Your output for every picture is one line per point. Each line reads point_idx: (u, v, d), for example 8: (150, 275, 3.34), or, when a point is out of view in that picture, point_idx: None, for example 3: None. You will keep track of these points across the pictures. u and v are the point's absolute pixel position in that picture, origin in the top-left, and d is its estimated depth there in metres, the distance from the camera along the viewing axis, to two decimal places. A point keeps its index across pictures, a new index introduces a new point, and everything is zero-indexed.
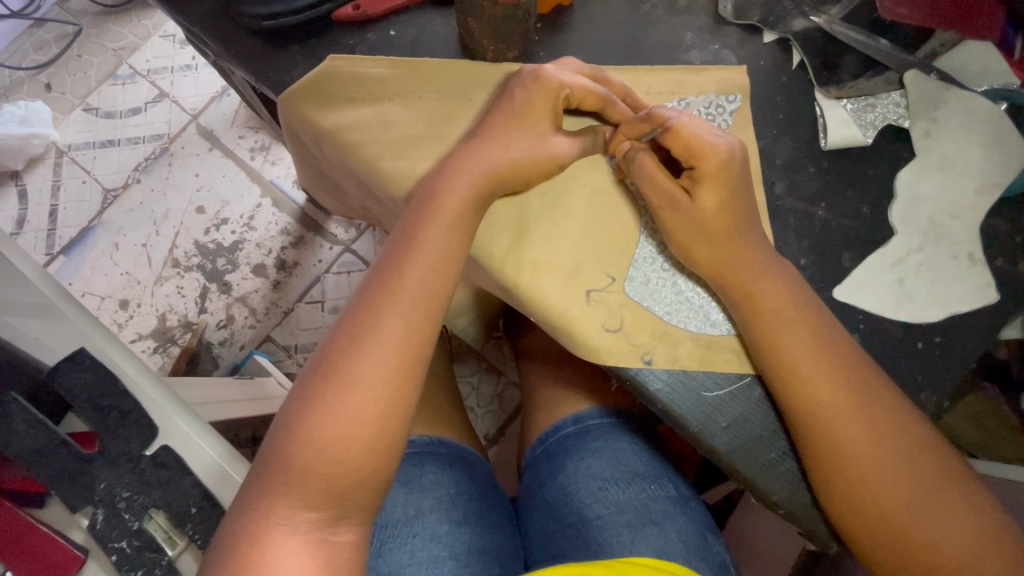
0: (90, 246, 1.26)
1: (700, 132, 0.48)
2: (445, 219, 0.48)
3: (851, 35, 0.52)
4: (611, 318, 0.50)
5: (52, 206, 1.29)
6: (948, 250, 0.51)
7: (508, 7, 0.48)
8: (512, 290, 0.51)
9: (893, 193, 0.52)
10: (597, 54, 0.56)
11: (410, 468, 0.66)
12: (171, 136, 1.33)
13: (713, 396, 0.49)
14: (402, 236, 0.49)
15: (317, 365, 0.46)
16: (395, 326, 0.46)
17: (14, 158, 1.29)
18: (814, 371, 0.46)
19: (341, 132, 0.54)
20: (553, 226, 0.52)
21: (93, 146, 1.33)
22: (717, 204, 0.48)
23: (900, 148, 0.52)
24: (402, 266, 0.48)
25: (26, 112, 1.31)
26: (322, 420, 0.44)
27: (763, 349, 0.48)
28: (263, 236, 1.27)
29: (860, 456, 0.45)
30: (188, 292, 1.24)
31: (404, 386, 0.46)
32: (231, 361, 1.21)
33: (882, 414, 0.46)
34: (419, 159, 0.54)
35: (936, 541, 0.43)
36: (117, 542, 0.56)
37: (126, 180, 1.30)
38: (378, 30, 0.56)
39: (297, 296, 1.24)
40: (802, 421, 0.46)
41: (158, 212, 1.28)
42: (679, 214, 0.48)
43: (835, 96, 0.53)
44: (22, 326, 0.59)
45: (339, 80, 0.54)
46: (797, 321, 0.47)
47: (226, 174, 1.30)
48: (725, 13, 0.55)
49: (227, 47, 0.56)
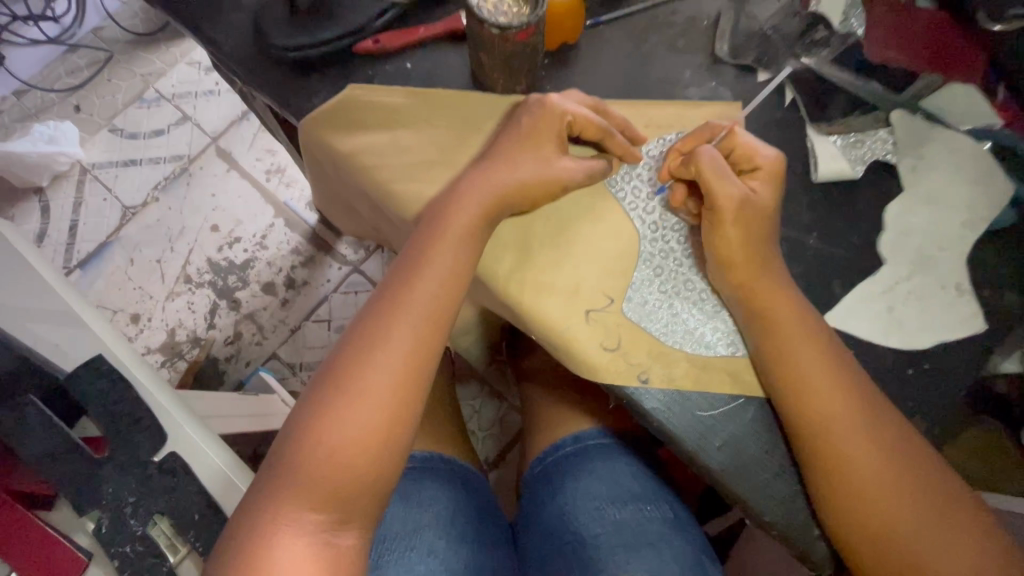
0: (107, 261, 1.30)
1: (714, 170, 0.51)
2: (454, 238, 0.51)
3: (841, 76, 0.56)
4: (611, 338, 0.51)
5: (72, 221, 1.34)
6: (937, 280, 0.52)
7: (517, 44, 0.51)
8: (515, 308, 0.53)
9: (882, 224, 0.54)
10: (600, 90, 0.59)
11: (410, 483, 0.66)
12: (190, 157, 1.38)
13: (706, 416, 0.49)
14: (412, 253, 0.52)
15: (328, 370, 0.48)
16: (404, 338, 0.48)
17: (39, 175, 1.34)
18: (819, 388, 0.47)
19: (357, 155, 0.58)
20: (555, 248, 0.54)
21: (116, 165, 1.38)
22: (737, 218, 0.50)
23: (891, 180, 0.55)
24: (413, 280, 0.50)
25: (55, 131, 1.37)
26: (333, 424, 0.46)
27: (769, 366, 0.49)
28: (275, 256, 1.30)
29: (858, 465, 0.46)
30: (198, 308, 1.27)
31: (409, 396, 0.48)
32: (237, 377, 1.23)
33: (883, 433, 0.47)
34: (429, 182, 0.57)
35: (929, 550, 0.44)
36: (120, 547, 0.57)
37: (144, 198, 1.35)
38: (396, 62, 0.60)
39: (304, 315, 1.27)
40: (805, 429, 0.47)
41: (174, 230, 1.32)
42: (724, 210, 0.51)
43: (826, 132, 0.56)
44: (41, 332, 0.62)
45: (358, 107, 0.58)
46: (801, 336, 0.49)
47: (242, 195, 1.35)
48: (722, 53, 0.59)
49: (254, 75, 0.60)
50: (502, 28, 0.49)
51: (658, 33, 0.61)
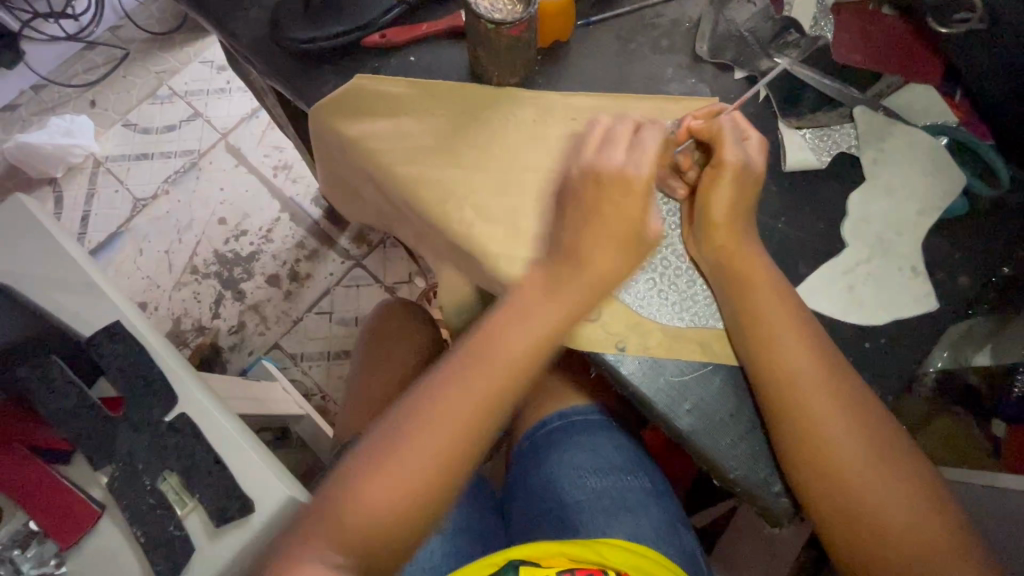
0: (117, 250, 1.36)
1: (726, 145, 0.54)
2: (576, 285, 0.53)
3: (809, 75, 0.60)
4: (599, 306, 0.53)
5: (85, 211, 1.39)
6: (895, 263, 0.56)
7: (510, 39, 0.56)
8: (505, 282, 0.57)
9: (846, 211, 0.58)
10: (589, 85, 0.64)
11: None
12: (201, 151, 1.44)
13: (677, 381, 0.54)
14: (482, 336, 0.53)
15: (389, 416, 0.51)
16: (466, 390, 0.51)
17: (55, 166, 1.40)
18: (792, 358, 0.51)
19: (361, 140, 0.63)
20: (543, 228, 0.58)
21: (128, 158, 1.44)
22: (726, 194, 0.54)
23: (855, 171, 0.59)
24: (476, 361, 0.52)
25: (71, 125, 1.43)
26: (380, 470, 0.49)
27: (747, 336, 0.53)
28: (280, 249, 1.35)
29: (823, 425, 0.50)
30: (203, 298, 1.32)
31: (457, 450, 0.50)
32: (240, 365, 1.28)
33: (850, 402, 0.50)
34: (428, 165, 0.61)
35: (882, 513, 0.48)
36: (131, 499, 0.61)
37: (155, 191, 1.40)
38: (400, 55, 0.65)
39: (307, 306, 1.31)
40: (773, 386, 0.51)
41: (183, 222, 1.38)
42: (728, 175, 0.54)
43: (796, 125, 0.60)
44: (63, 301, 0.67)
45: (365, 95, 0.63)
46: (774, 300, 0.53)
47: (249, 189, 1.40)
48: (702, 52, 0.64)
49: (269, 65, 0.65)
50: (496, 23, 0.54)
51: (644, 34, 0.65)
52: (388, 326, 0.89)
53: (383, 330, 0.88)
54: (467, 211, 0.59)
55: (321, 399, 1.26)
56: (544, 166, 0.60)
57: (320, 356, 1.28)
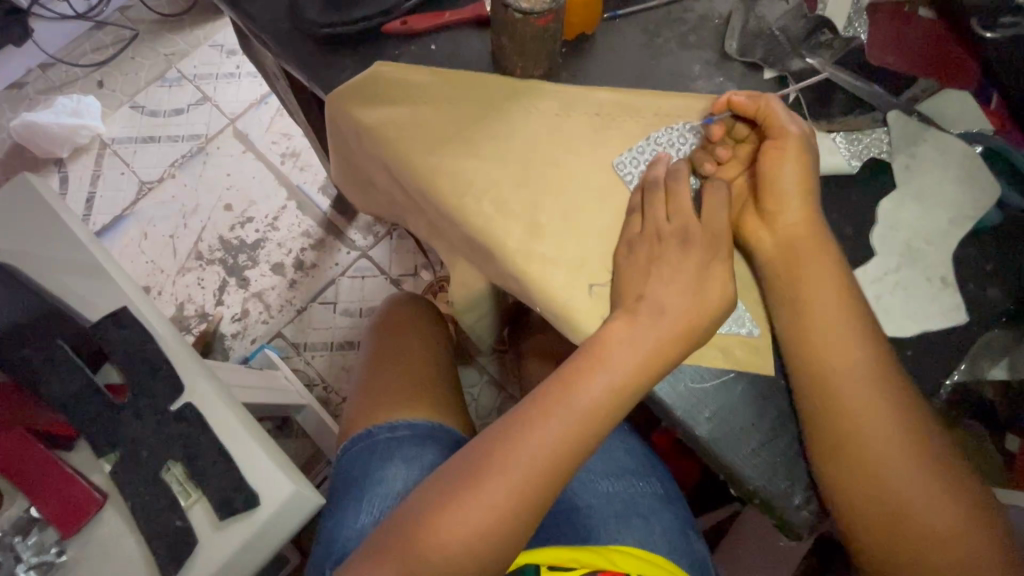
0: (121, 233, 1.34)
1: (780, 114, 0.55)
2: (649, 323, 0.52)
3: (839, 75, 0.59)
4: (632, 312, 0.52)
5: (90, 193, 1.37)
6: (924, 273, 0.55)
7: (538, 29, 0.54)
8: (523, 280, 0.56)
9: (875, 218, 0.56)
10: (613, 79, 0.63)
11: (412, 447, 0.73)
12: (208, 135, 1.42)
13: (698, 388, 0.52)
14: (561, 383, 0.53)
15: (464, 460, 0.52)
16: (545, 431, 0.51)
17: (61, 145, 1.39)
18: (836, 366, 0.50)
19: (377, 129, 0.61)
20: (564, 224, 0.57)
21: (136, 140, 1.42)
22: (792, 162, 0.54)
23: (885, 177, 0.57)
24: (551, 408, 0.52)
25: (78, 105, 1.41)
26: (450, 511, 0.49)
27: (791, 328, 0.52)
28: (286, 237, 1.34)
29: (864, 419, 0.49)
30: (208, 284, 1.31)
31: (531, 489, 0.50)
32: (241, 354, 1.26)
33: (901, 411, 0.49)
34: (446, 156, 0.59)
35: (923, 515, 0.47)
36: (134, 488, 0.60)
37: (161, 174, 1.39)
38: (421, 43, 0.63)
39: (311, 296, 1.30)
40: (813, 374, 0.50)
41: (189, 206, 1.36)
42: (793, 143, 0.54)
43: (826, 129, 0.59)
44: (70, 284, 0.65)
45: (383, 84, 0.61)
46: (819, 288, 0.52)
47: (256, 176, 1.39)
48: (731, 50, 0.62)
49: (286, 48, 0.63)
50: (525, 13, 0.52)
51: (671, 29, 0.64)
52: (397, 321, 0.88)
53: (391, 324, 0.87)
54: (485, 205, 0.58)
55: (323, 390, 1.24)
56: (565, 162, 0.59)
57: (323, 347, 1.27)
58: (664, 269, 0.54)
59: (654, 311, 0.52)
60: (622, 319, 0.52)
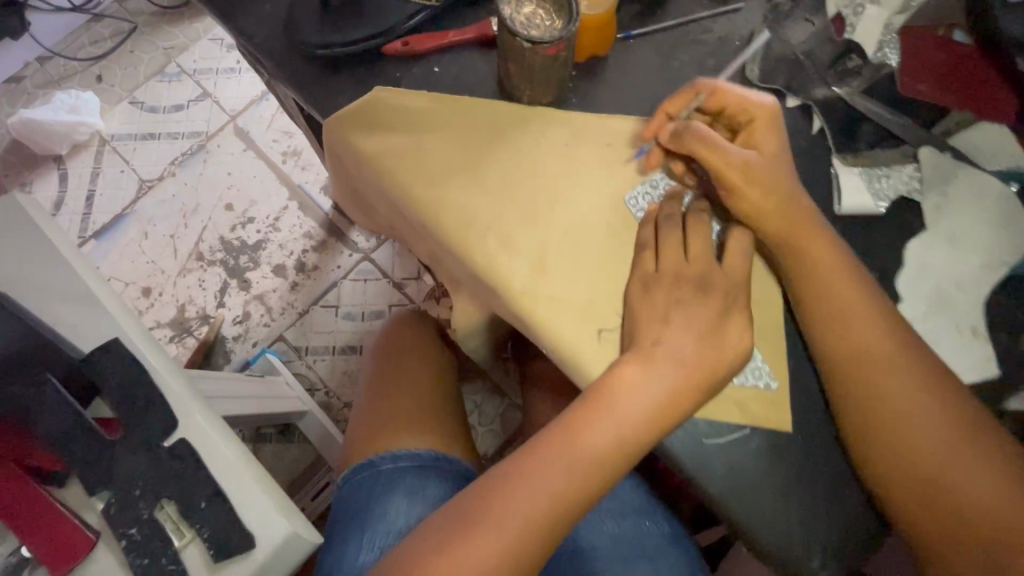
0: (121, 232, 1.32)
1: (737, 94, 0.54)
2: (666, 369, 0.49)
3: (871, 107, 0.56)
4: (646, 359, 0.50)
5: (89, 191, 1.35)
6: (952, 321, 0.52)
7: (547, 58, 0.51)
8: (528, 323, 0.53)
9: (901, 260, 0.53)
10: (626, 105, 0.59)
11: (415, 480, 0.71)
12: (208, 133, 1.39)
13: (713, 444, 0.50)
14: (564, 428, 0.50)
15: (463, 503, 0.49)
16: (543, 476, 0.49)
17: (59, 143, 1.36)
18: (888, 403, 0.48)
19: (376, 157, 0.58)
20: (572, 263, 0.54)
21: (135, 137, 1.39)
22: (743, 184, 0.52)
23: (914, 217, 0.54)
24: (554, 455, 0.49)
25: (76, 101, 1.38)
26: (446, 560, 0.46)
27: (828, 347, 0.50)
28: (287, 238, 1.31)
29: (907, 427, 0.47)
30: (208, 286, 1.28)
31: (529, 539, 0.47)
32: (243, 357, 1.24)
33: (948, 412, 0.47)
34: (449, 187, 0.56)
35: (998, 517, 0.45)
36: (127, 528, 0.59)
37: (161, 172, 1.36)
38: (423, 65, 0.60)
39: (313, 299, 1.28)
40: (849, 388, 0.49)
41: (189, 205, 1.34)
42: (765, 116, 0.53)
43: (851, 163, 0.55)
44: (61, 312, 0.63)
45: (383, 110, 0.58)
46: (857, 303, 0.50)
47: (257, 175, 1.36)
48: (752, 76, 0.59)
49: (281, 69, 0.60)
50: (533, 42, 0.49)
51: (688, 51, 0.60)
52: (396, 344, 0.86)
53: (391, 347, 0.86)
54: (490, 241, 0.55)
55: (325, 394, 1.23)
56: (575, 195, 0.56)
57: (325, 351, 1.25)
58: (678, 316, 0.51)
59: (670, 357, 0.50)
60: (634, 363, 0.50)
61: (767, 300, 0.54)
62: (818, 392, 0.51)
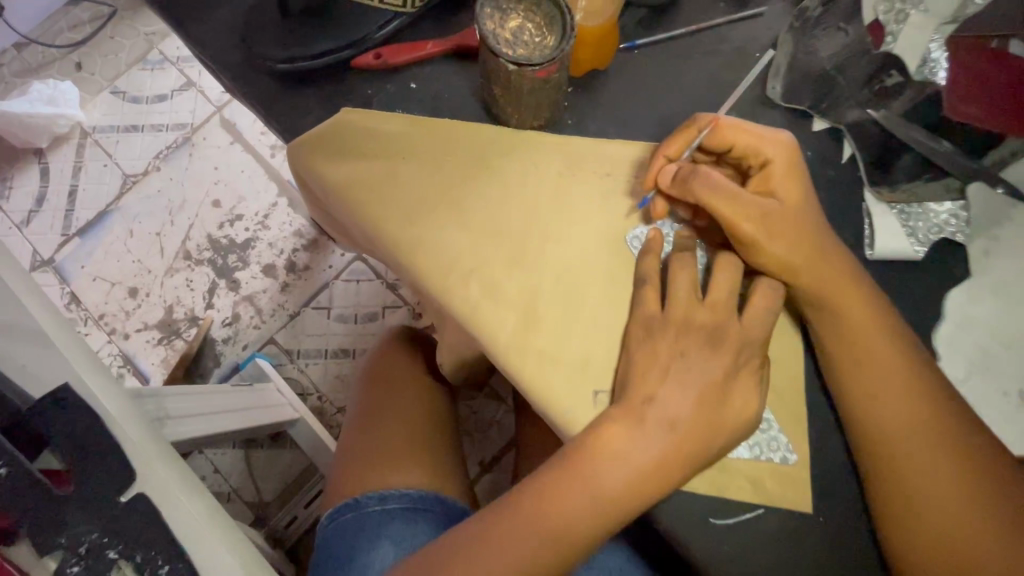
0: (106, 229, 1.25)
1: (744, 130, 0.47)
2: (656, 435, 0.43)
3: (914, 136, 0.48)
4: (637, 424, 0.43)
5: (71, 185, 1.27)
6: (997, 385, 0.45)
7: (536, 82, 0.44)
8: (516, 381, 0.47)
9: (941, 312, 0.47)
10: (629, 126, 0.52)
11: (401, 525, 0.62)
12: (193, 126, 1.31)
13: (721, 525, 0.44)
14: (545, 480, 0.44)
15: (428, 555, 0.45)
16: (519, 545, 0.43)
17: (38, 136, 1.26)
18: (917, 467, 0.42)
19: (346, 188, 0.50)
20: (565, 312, 0.48)
21: (116, 129, 1.30)
22: (760, 235, 0.44)
23: (954, 262, 0.47)
24: (534, 514, 0.43)
25: (54, 91, 1.28)
26: None
27: (848, 403, 0.45)
28: (277, 237, 1.24)
29: (941, 498, 0.41)
30: (197, 287, 1.21)
31: None
32: (232, 360, 1.16)
33: (986, 486, 0.41)
34: (430, 225, 0.49)
35: None
36: None
37: (147, 167, 1.28)
38: (399, 80, 0.53)
39: (304, 300, 1.20)
40: (871, 445, 0.43)
41: (175, 202, 1.26)
42: (785, 153, 0.46)
43: (887, 199, 0.49)
44: None
45: (353, 134, 0.51)
46: (879, 349, 0.44)
47: (246, 170, 1.28)
48: (774, 95, 0.51)
49: (239, 84, 0.53)
50: (519, 65, 0.42)
51: (701, 65, 0.53)
52: (388, 368, 0.75)
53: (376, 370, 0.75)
54: (472, 286, 0.48)
55: (318, 399, 1.15)
56: (570, 235, 0.49)
57: (318, 354, 1.17)
58: (684, 378, 0.44)
59: (661, 422, 0.43)
60: (620, 423, 0.43)
61: (780, 357, 0.48)
62: (841, 464, 0.45)
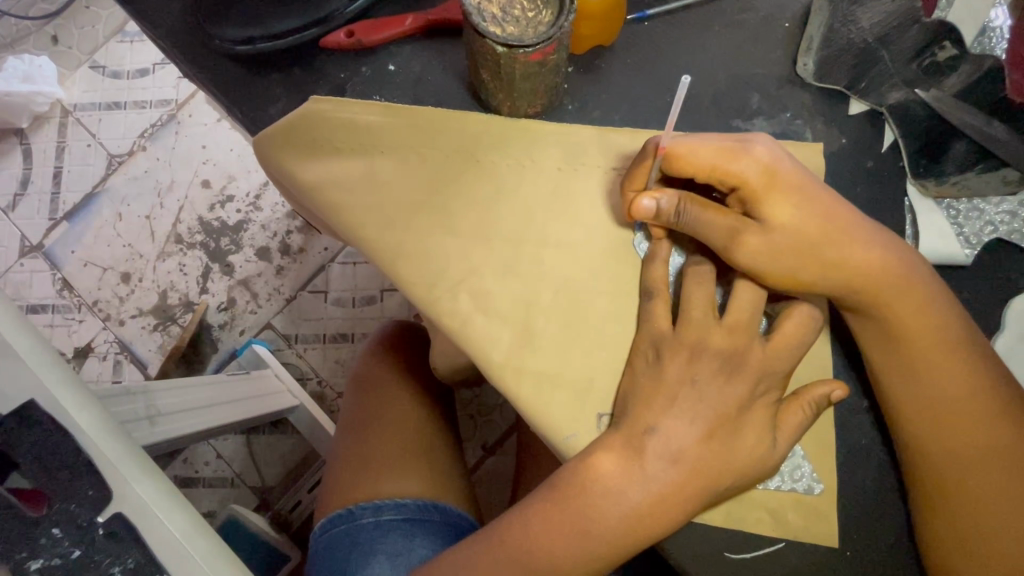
0: (94, 213, 1.03)
1: (703, 152, 0.38)
2: (657, 470, 0.39)
3: (968, 121, 0.43)
4: (634, 456, 0.39)
5: (55, 168, 1.05)
6: None
7: (530, 66, 0.39)
8: (513, 404, 0.42)
9: (989, 321, 0.43)
10: (639, 111, 0.46)
11: (398, 540, 0.57)
12: (179, 101, 1.06)
13: (737, 559, 0.41)
14: (553, 507, 0.39)
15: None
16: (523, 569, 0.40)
17: (15, 115, 1.04)
18: (971, 472, 0.38)
19: (320, 189, 0.44)
20: (564, 329, 0.43)
21: (98, 106, 1.06)
22: (759, 263, 0.39)
23: (986, 272, 0.44)
24: (538, 538, 0.39)
25: (29, 66, 1.04)
26: None
27: (896, 411, 0.41)
28: (268, 218, 1.01)
29: (995, 505, 0.38)
30: (189, 271, 1.00)
31: None
32: (230, 347, 0.98)
33: None
34: (416, 231, 0.44)
35: None
36: None
37: (131, 146, 1.05)
38: (376, 62, 0.47)
39: (300, 284, 0.99)
40: (921, 451, 0.40)
41: (163, 182, 1.03)
42: (763, 174, 0.38)
43: (934, 194, 0.44)
44: None
45: (324, 126, 0.45)
46: (939, 353, 0.39)
47: (235, 147, 1.04)
48: (805, 72, 0.45)
49: (197, 70, 0.47)
50: (510, 47, 0.37)
51: (720, 38, 0.47)
52: (373, 371, 0.69)
53: (367, 375, 0.70)
54: (461, 299, 0.43)
55: (318, 385, 0.97)
56: (575, 239, 0.44)
57: (316, 339, 0.98)
58: (699, 407, 0.40)
59: (663, 454, 0.39)
60: (615, 451, 0.39)
61: (801, 377, 0.43)
62: (856, 493, 0.42)
